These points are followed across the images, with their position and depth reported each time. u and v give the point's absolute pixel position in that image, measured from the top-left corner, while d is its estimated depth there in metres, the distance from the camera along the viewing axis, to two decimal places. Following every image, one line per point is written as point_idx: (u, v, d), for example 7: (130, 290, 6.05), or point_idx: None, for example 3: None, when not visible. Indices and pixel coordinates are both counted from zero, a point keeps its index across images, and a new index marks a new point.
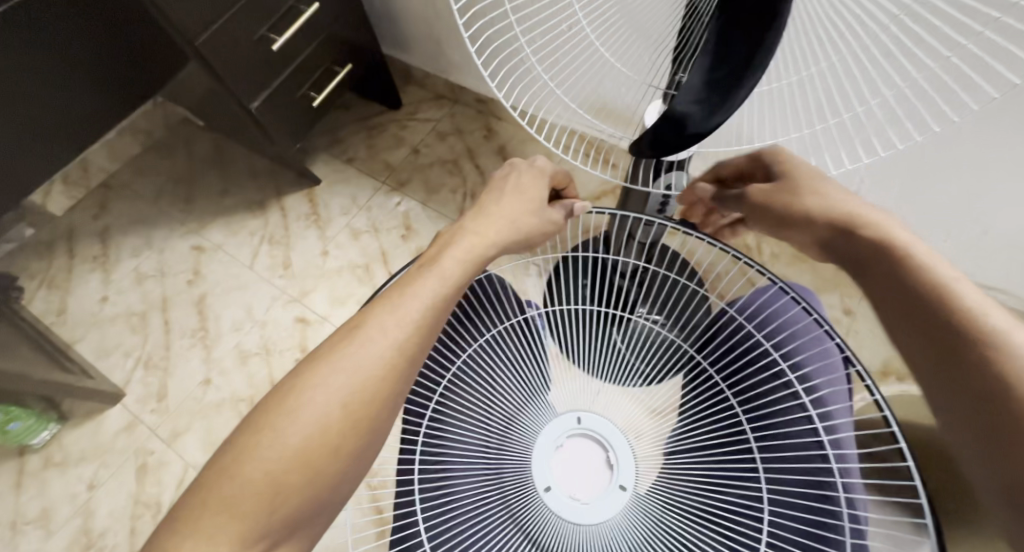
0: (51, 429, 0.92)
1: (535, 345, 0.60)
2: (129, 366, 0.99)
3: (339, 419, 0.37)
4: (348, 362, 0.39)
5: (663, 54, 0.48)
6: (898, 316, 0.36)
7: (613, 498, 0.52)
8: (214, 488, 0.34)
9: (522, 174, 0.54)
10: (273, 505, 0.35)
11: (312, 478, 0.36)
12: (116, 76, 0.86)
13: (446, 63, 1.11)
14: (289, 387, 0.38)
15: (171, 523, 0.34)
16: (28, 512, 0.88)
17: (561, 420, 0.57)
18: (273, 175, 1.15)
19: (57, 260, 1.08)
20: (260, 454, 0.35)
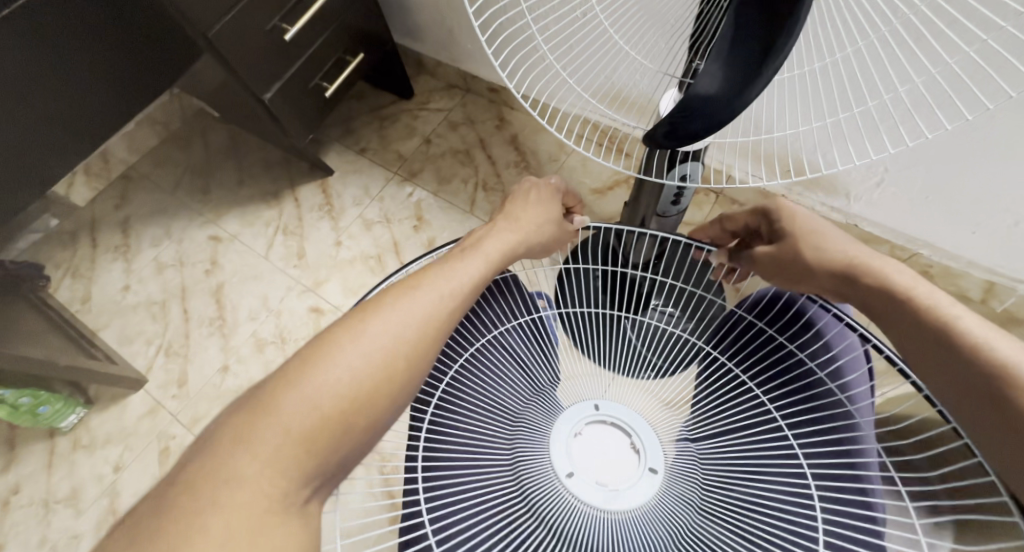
0: (78, 413, 0.96)
1: (545, 343, 0.61)
2: (151, 353, 1.02)
3: (391, 363, 0.37)
4: (398, 316, 0.39)
5: (679, 42, 0.47)
6: (905, 341, 0.41)
7: (644, 482, 0.52)
8: (270, 416, 0.33)
9: (540, 189, 0.56)
10: (319, 438, 0.34)
11: (365, 418, 0.36)
12: (137, 70, 0.88)
13: (457, 52, 1.10)
14: (344, 325, 0.38)
15: (214, 447, 0.32)
16: (58, 492, 0.92)
17: (579, 408, 0.57)
18: (287, 166, 1.16)
19: (81, 249, 1.12)
20: (311, 382, 0.35)
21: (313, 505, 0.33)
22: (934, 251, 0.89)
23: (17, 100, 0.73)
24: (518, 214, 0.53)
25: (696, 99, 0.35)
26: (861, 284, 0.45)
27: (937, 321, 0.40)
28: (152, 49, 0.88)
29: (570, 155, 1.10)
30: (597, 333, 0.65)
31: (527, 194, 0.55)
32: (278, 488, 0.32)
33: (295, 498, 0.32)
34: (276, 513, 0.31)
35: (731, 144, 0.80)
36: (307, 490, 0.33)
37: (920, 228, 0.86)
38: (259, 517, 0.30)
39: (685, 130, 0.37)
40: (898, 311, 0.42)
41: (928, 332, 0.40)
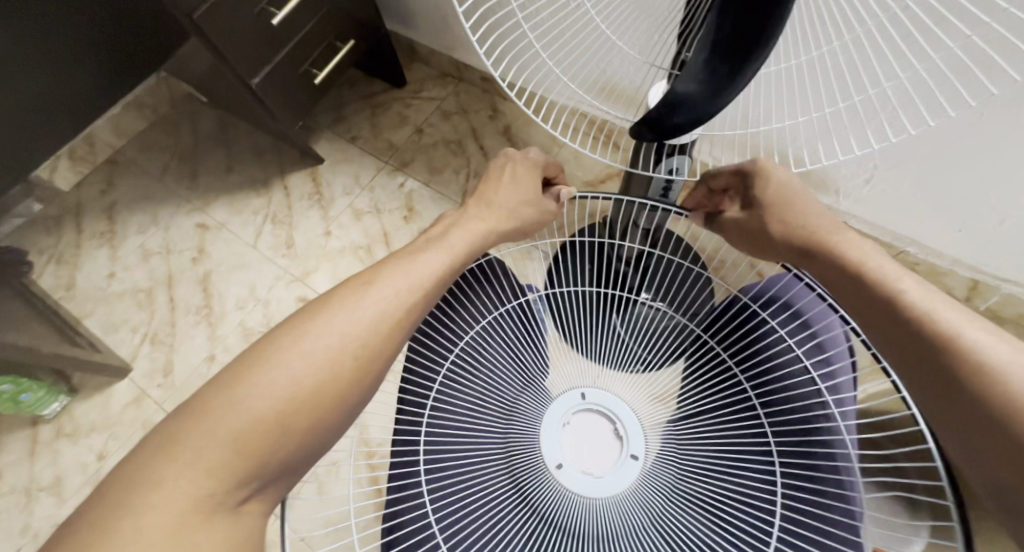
0: (62, 400, 0.95)
1: (533, 330, 0.61)
2: (136, 341, 1.01)
3: (350, 368, 0.38)
4: (354, 312, 0.39)
5: (666, 34, 0.46)
6: (868, 314, 0.40)
7: (627, 468, 0.53)
8: (214, 417, 0.33)
9: (516, 163, 0.55)
10: (259, 444, 0.34)
11: (307, 422, 0.36)
12: (121, 53, 0.86)
13: (451, 40, 1.08)
14: (298, 324, 0.38)
15: (151, 449, 0.32)
16: (41, 480, 0.91)
17: (566, 398, 0.57)
18: (277, 153, 1.15)
19: (66, 235, 1.10)
20: (253, 387, 0.35)
21: (251, 503, 0.34)
22: (922, 250, 0.89)
23: None
24: (494, 196, 0.52)
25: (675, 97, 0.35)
26: (827, 256, 0.44)
27: (891, 294, 0.39)
28: (138, 32, 0.86)
29: (562, 147, 1.09)
30: (585, 322, 0.64)
31: (508, 171, 0.54)
32: (209, 487, 0.32)
33: (230, 498, 0.32)
34: (206, 515, 0.31)
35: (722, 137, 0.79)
36: (246, 489, 0.33)
37: (911, 227, 0.86)
38: (178, 519, 0.30)
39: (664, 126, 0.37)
40: (860, 289, 0.41)
41: (887, 307, 0.39)
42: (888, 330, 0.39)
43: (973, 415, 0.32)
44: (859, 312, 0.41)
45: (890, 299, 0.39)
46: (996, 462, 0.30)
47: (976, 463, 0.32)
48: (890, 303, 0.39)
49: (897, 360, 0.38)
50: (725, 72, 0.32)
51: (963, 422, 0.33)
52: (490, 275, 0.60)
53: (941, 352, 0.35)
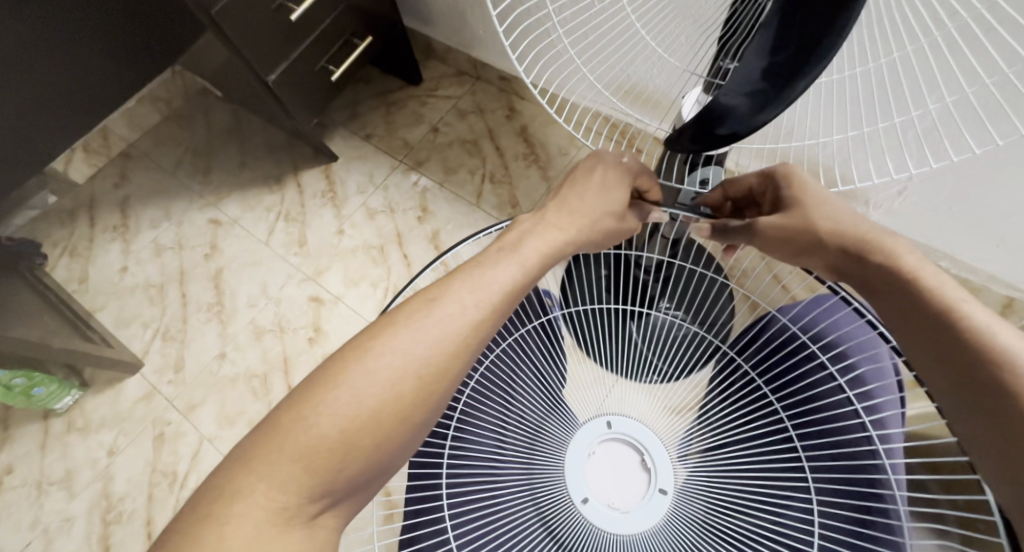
0: (73, 395, 0.95)
1: (557, 346, 0.61)
2: (147, 337, 1.01)
3: (413, 387, 0.35)
4: (414, 330, 0.36)
5: (707, 37, 0.44)
6: (902, 326, 0.38)
7: (655, 503, 0.52)
8: (285, 435, 0.32)
9: (606, 167, 0.49)
10: (341, 464, 0.32)
11: (373, 441, 0.33)
12: (139, 47, 0.85)
13: (469, 38, 1.06)
14: (365, 341, 0.36)
15: (230, 468, 0.32)
16: (52, 474, 0.91)
17: (590, 427, 0.57)
18: (291, 150, 1.14)
19: (80, 228, 1.10)
20: (330, 402, 0.33)
21: (326, 518, 0.33)
22: (954, 264, 0.86)
23: (9, 74, 0.70)
24: (573, 203, 0.47)
25: (717, 106, 0.33)
26: (870, 263, 0.40)
27: (936, 303, 0.36)
28: (156, 25, 0.85)
29: (580, 150, 1.07)
30: (603, 335, 0.65)
31: (597, 174, 0.48)
32: (281, 501, 0.31)
33: (303, 512, 0.31)
34: (282, 529, 0.30)
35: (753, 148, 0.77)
36: (318, 503, 0.32)
37: (945, 241, 0.83)
38: (256, 531, 0.29)
39: (709, 135, 0.35)
40: (898, 295, 0.38)
41: (925, 314, 0.36)
42: (925, 341, 0.36)
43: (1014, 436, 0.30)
44: (891, 321, 0.39)
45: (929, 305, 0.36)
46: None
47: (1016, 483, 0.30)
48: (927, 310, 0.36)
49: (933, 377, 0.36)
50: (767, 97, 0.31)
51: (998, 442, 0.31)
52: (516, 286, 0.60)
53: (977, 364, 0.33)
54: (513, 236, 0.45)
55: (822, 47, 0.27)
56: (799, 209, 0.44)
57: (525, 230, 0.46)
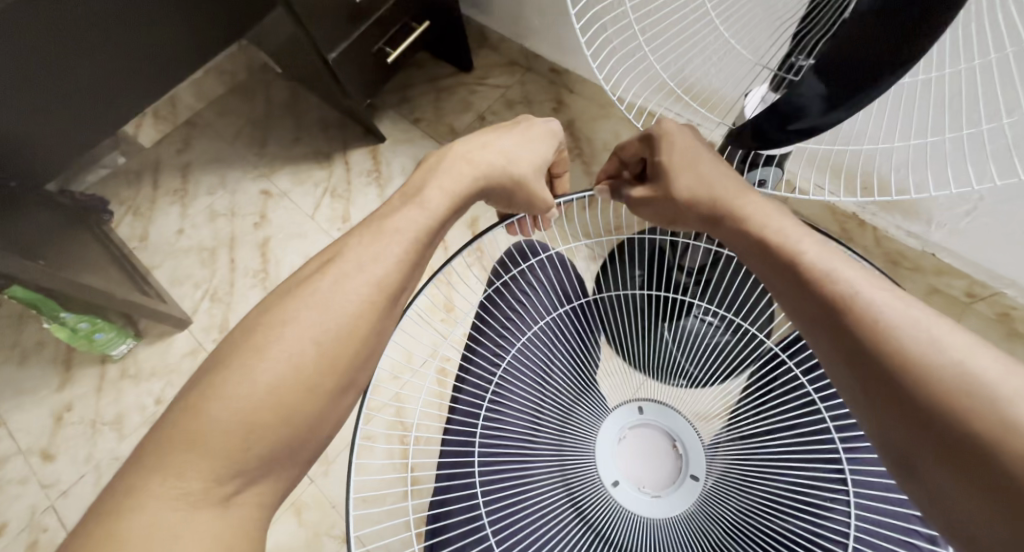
0: (128, 343, 1.02)
1: (591, 334, 0.63)
2: (197, 296, 1.07)
3: (314, 360, 0.34)
4: (321, 296, 0.36)
5: (780, 34, 0.42)
6: (810, 314, 0.34)
7: (686, 488, 0.53)
8: (184, 426, 0.31)
9: (533, 129, 0.51)
10: (245, 446, 0.31)
11: (299, 420, 0.33)
12: (215, 20, 0.89)
13: (523, 27, 1.07)
14: (265, 319, 0.35)
15: (135, 468, 0.30)
16: (105, 415, 0.98)
17: (623, 412, 0.58)
18: (342, 128, 1.17)
19: (143, 189, 1.17)
20: (226, 392, 0.32)
21: (244, 496, 0.32)
22: (1018, 293, 0.82)
23: (99, 41, 0.75)
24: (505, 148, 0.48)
25: (795, 101, 0.35)
26: (771, 252, 0.38)
27: (832, 292, 0.33)
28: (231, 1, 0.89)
29: None
30: (633, 333, 0.66)
31: (521, 132, 0.50)
32: (193, 489, 0.29)
33: (214, 494, 0.30)
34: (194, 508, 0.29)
35: (811, 151, 0.75)
36: (231, 484, 0.31)
37: (1010, 271, 0.79)
38: (176, 520, 0.28)
39: (782, 134, 0.38)
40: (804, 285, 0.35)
41: (831, 307, 0.33)
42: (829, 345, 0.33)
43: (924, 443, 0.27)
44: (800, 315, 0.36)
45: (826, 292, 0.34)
46: (973, 499, 0.24)
47: (940, 489, 0.26)
48: (829, 305, 0.33)
49: (847, 383, 0.32)
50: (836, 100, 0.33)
51: (927, 441, 0.27)
52: (547, 270, 0.64)
53: (891, 369, 0.29)
54: (420, 179, 0.46)
55: (924, 33, 0.27)
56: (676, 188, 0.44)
57: (435, 164, 0.47)
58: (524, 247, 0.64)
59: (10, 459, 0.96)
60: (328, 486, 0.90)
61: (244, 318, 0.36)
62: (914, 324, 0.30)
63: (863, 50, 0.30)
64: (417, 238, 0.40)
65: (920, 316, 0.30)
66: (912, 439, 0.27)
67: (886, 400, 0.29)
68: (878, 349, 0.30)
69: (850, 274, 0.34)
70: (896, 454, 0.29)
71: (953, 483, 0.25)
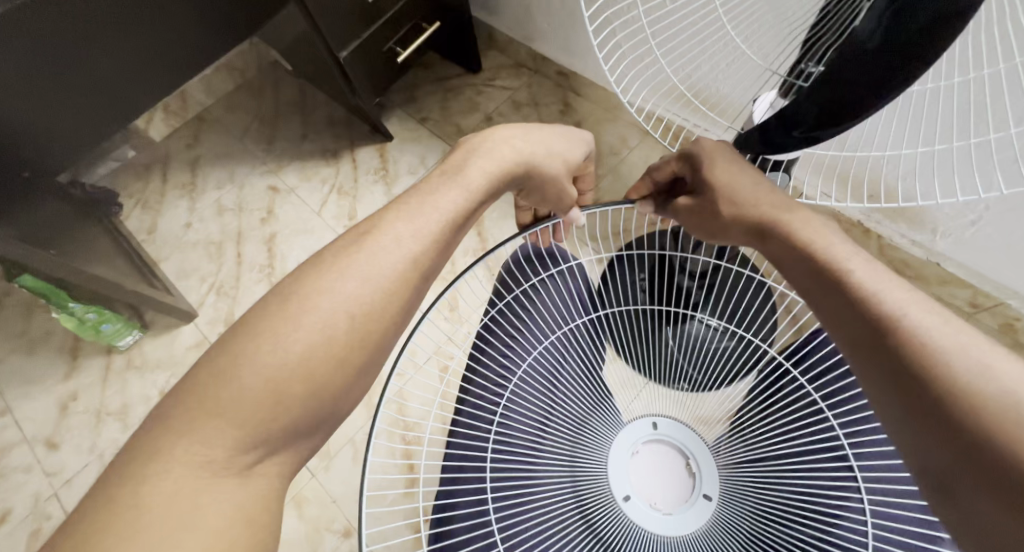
0: (134, 335, 1.03)
1: (600, 343, 0.64)
2: (203, 290, 1.08)
3: (345, 331, 0.35)
4: (356, 269, 0.37)
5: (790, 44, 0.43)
6: (856, 335, 0.36)
7: (699, 507, 0.54)
8: (210, 392, 0.32)
9: (564, 130, 0.52)
10: (274, 415, 0.33)
11: (326, 393, 0.34)
12: (229, 18, 0.91)
13: (532, 29, 1.08)
14: (291, 287, 0.36)
15: (157, 426, 0.31)
16: (110, 405, 0.99)
17: (637, 427, 0.60)
18: (350, 126, 1.18)
19: (152, 182, 1.18)
20: (256, 358, 0.33)
21: (264, 465, 0.33)
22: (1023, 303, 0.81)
23: (116, 37, 0.77)
24: (530, 140, 0.49)
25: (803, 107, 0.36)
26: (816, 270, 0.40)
27: (880, 313, 0.35)
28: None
29: (631, 152, 1.07)
30: (637, 339, 0.67)
31: (556, 131, 0.51)
32: (208, 455, 0.30)
33: (236, 463, 0.31)
34: (211, 479, 0.30)
35: (817, 156, 0.76)
36: (251, 454, 0.32)
37: (1013, 280, 0.79)
38: (183, 485, 0.29)
39: (784, 136, 0.40)
40: (851, 307, 0.37)
41: (881, 332, 0.34)
42: (873, 367, 0.34)
43: (963, 468, 0.29)
44: (847, 339, 0.37)
45: (875, 313, 0.35)
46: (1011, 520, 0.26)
47: (976, 513, 0.28)
48: (876, 332, 0.35)
49: (888, 406, 0.34)
50: (839, 114, 0.35)
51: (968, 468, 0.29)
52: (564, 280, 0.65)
53: (940, 395, 0.31)
54: (456, 162, 0.47)
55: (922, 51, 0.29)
56: (708, 193, 0.46)
57: (468, 154, 0.48)
58: (533, 250, 0.66)
59: (16, 446, 0.97)
60: (329, 481, 0.90)
61: (276, 286, 0.37)
62: (969, 350, 0.31)
63: (859, 67, 0.31)
64: (427, 236, 0.41)
65: (976, 345, 0.32)
66: (953, 464, 0.29)
67: (925, 417, 0.31)
68: (925, 371, 0.32)
69: (896, 298, 0.35)
70: (931, 479, 0.31)
71: (991, 504, 0.28)
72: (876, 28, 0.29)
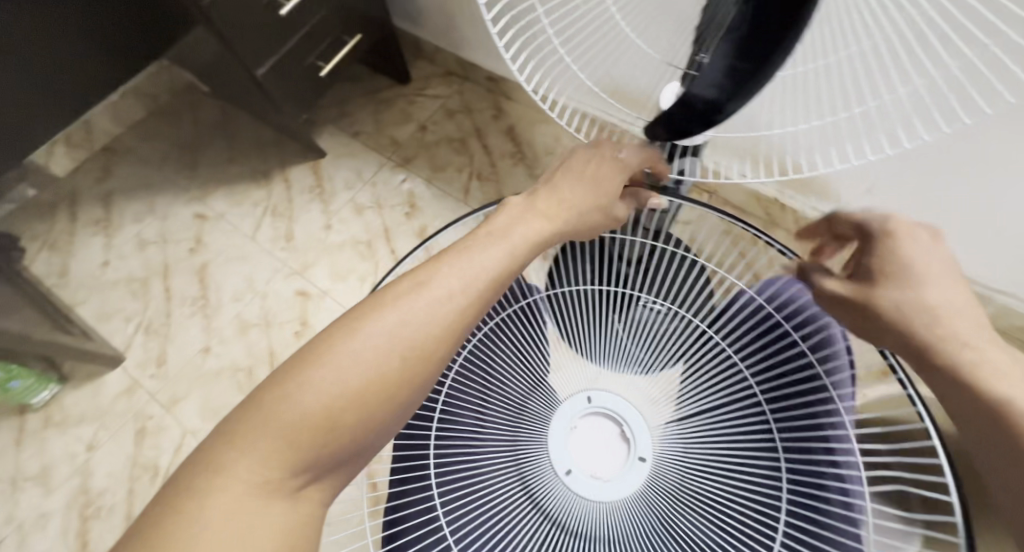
0: (51, 389, 0.93)
1: (537, 327, 0.63)
2: (130, 331, 0.99)
3: (398, 364, 0.32)
4: (407, 308, 0.34)
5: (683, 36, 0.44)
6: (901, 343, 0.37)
7: (635, 471, 0.56)
8: (267, 413, 0.30)
9: (597, 158, 0.46)
10: (328, 440, 0.30)
11: (368, 423, 0.32)
12: (119, 34, 0.85)
13: (457, 37, 1.09)
14: (359, 313, 0.34)
15: (205, 455, 0.29)
16: (28, 470, 0.89)
17: (574, 402, 0.60)
18: (279, 145, 1.14)
19: (60, 221, 1.08)
20: (320, 379, 0.31)
21: (311, 492, 0.31)
22: None
23: None
24: (563, 191, 0.44)
25: (698, 94, 0.36)
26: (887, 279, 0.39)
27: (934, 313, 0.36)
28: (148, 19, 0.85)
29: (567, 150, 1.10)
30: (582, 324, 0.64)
31: (572, 170, 0.45)
32: (264, 474, 0.28)
33: (286, 487, 0.29)
34: (264, 501, 0.28)
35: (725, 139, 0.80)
36: (300, 478, 0.30)
37: None
38: (237, 507, 0.27)
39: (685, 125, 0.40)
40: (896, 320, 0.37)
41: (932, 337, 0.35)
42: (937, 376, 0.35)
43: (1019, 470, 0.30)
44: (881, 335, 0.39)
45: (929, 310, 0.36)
46: None
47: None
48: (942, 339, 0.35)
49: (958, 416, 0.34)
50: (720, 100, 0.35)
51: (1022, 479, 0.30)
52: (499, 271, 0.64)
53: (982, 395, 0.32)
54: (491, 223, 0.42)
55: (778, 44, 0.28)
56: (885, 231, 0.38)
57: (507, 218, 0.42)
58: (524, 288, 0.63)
59: None
60: None
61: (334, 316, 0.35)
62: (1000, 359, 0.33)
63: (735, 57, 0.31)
64: None
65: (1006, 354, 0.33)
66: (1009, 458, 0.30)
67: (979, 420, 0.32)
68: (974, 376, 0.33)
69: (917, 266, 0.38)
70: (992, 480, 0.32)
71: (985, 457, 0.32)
72: (740, 20, 0.28)
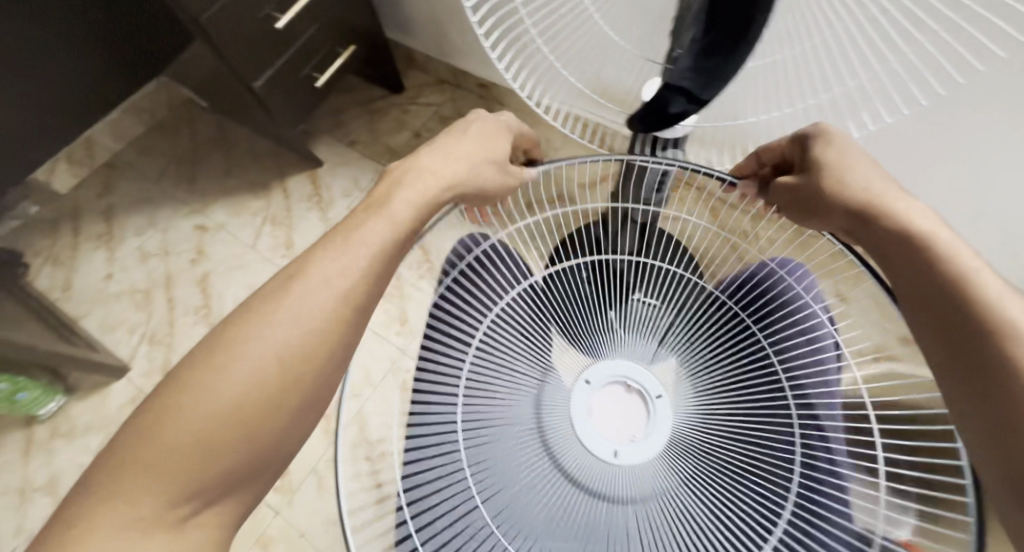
0: (57, 400, 0.94)
1: (541, 309, 0.60)
2: (134, 342, 1.01)
3: (273, 377, 0.34)
4: (285, 312, 0.36)
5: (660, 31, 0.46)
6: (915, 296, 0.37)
7: (659, 410, 0.55)
8: (142, 446, 0.31)
9: (484, 124, 0.52)
10: (205, 464, 0.32)
11: (262, 435, 0.34)
12: (117, 51, 0.88)
13: (449, 46, 1.12)
14: (238, 326, 0.36)
15: (95, 482, 0.30)
16: (36, 481, 0.90)
17: (576, 391, 0.56)
18: (276, 156, 1.16)
19: (62, 236, 1.10)
20: (186, 409, 0.32)
21: (201, 517, 0.32)
22: None
23: None
24: (454, 149, 0.48)
25: (674, 86, 0.39)
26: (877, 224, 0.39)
27: (948, 270, 0.35)
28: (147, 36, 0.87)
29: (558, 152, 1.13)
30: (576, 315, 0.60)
31: (462, 133, 0.50)
32: (147, 508, 0.30)
33: (172, 515, 0.30)
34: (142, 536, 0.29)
35: None
36: (189, 504, 0.31)
37: None
38: (120, 538, 0.29)
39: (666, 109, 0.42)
40: (918, 268, 0.37)
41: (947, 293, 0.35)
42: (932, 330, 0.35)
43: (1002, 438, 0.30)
44: (903, 289, 0.38)
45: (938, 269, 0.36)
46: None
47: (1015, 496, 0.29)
48: (943, 292, 0.35)
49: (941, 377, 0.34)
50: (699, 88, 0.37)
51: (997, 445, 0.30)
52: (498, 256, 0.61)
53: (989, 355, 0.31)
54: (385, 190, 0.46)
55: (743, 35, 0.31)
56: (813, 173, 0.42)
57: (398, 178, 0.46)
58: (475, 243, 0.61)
59: None
60: (297, 516, 0.86)
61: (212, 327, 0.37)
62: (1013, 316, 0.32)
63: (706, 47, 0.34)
64: (382, 227, 0.41)
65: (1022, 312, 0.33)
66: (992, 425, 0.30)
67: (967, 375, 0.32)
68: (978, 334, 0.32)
69: (949, 236, 0.37)
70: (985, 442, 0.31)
71: (982, 419, 0.31)
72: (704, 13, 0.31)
